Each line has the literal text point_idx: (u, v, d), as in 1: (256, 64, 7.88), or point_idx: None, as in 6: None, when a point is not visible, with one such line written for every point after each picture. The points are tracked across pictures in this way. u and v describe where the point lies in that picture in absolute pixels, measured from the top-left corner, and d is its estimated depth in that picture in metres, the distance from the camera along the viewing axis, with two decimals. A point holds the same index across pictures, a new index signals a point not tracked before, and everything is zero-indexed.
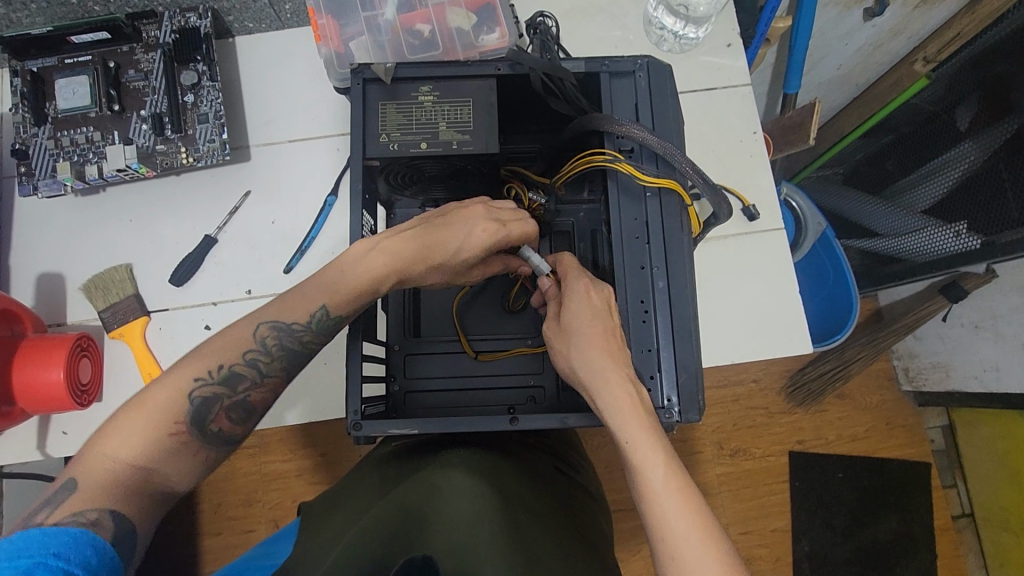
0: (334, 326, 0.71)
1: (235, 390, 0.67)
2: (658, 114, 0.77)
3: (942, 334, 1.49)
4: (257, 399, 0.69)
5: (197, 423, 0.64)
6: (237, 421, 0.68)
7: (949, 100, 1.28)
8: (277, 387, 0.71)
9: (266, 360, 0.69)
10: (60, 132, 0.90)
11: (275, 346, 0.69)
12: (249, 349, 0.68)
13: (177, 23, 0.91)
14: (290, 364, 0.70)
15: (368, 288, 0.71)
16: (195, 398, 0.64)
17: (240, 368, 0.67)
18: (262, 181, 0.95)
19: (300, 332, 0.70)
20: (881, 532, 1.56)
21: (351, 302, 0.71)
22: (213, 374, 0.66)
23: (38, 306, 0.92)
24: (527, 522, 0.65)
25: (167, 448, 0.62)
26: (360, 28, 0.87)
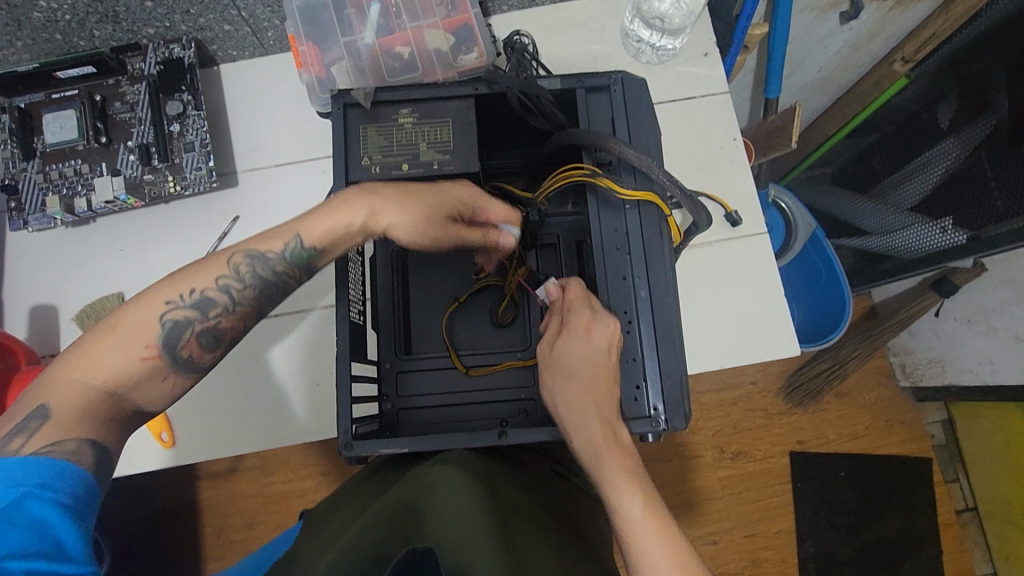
0: (312, 259, 0.68)
1: (206, 316, 0.63)
2: (635, 126, 0.79)
3: (936, 329, 1.50)
4: (227, 327, 0.65)
5: (169, 349, 0.61)
6: (207, 347, 0.64)
7: (930, 98, 1.30)
8: (247, 319, 0.67)
9: (240, 287, 0.65)
10: (49, 166, 0.91)
11: (249, 273, 0.65)
12: (223, 275, 0.64)
13: (161, 55, 0.92)
14: (263, 293, 0.67)
15: (344, 224, 0.68)
16: (166, 322, 0.61)
17: (213, 293, 0.64)
18: (250, 205, 0.96)
19: (273, 261, 0.66)
20: (886, 530, 1.56)
21: (328, 232, 0.67)
22: (185, 298, 0.62)
23: (31, 337, 0.93)
24: (518, 518, 0.65)
25: (141, 371, 0.59)
26: (341, 53, 0.88)
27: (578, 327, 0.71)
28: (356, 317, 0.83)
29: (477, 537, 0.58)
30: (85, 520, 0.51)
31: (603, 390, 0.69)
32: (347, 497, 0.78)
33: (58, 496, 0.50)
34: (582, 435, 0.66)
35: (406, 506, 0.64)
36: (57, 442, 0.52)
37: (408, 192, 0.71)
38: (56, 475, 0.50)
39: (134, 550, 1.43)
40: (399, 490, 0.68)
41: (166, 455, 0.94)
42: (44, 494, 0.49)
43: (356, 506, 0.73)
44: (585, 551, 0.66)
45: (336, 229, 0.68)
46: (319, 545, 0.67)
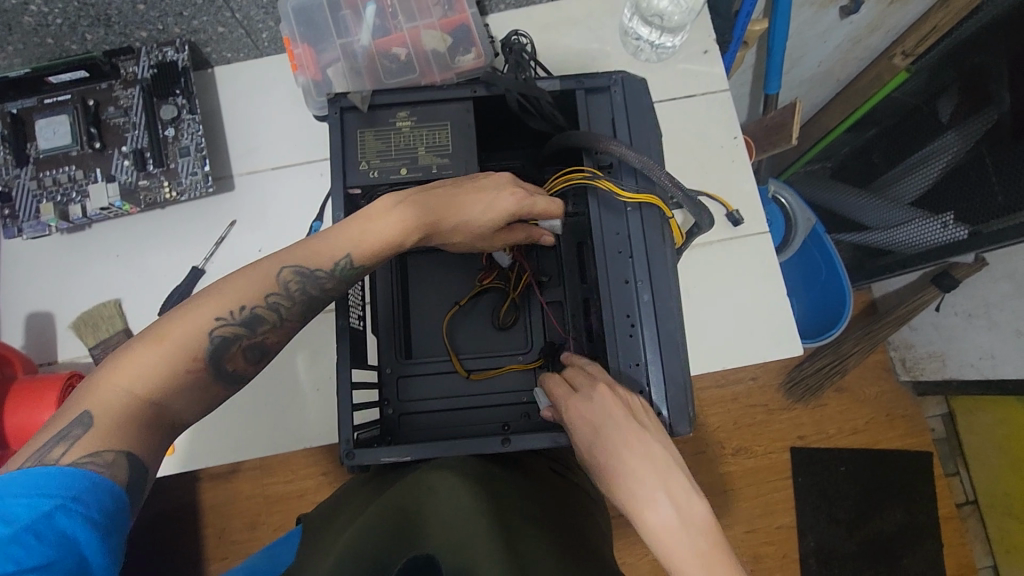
0: (355, 275, 0.68)
1: (255, 331, 0.63)
2: (636, 127, 0.78)
3: (936, 323, 1.50)
4: (272, 341, 0.65)
5: (215, 363, 0.61)
6: (252, 360, 0.64)
7: (930, 93, 1.29)
8: (293, 331, 0.67)
9: (289, 305, 0.64)
10: (42, 173, 0.90)
11: (298, 289, 0.64)
12: (272, 290, 0.63)
13: (155, 58, 0.91)
14: (310, 310, 0.66)
15: (394, 244, 0.67)
16: (216, 337, 0.60)
17: (261, 310, 0.63)
18: (247, 209, 0.95)
19: (322, 279, 0.65)
20: (887, 524, 1.56)
21: (376, 253, 0.67)
22: (235, 314, 0.61)
23: (28, 345, 0.92)
24: (520, 519, 0.65)
25: (185, 386, 0.59)
26: (336, 54, 0.87)
27: (568, 405, 0.67)
28: (356, 322, 0.83)
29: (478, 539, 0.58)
30: (112, 537, 0.50)
31: (633, 437, 0.62)
32: (348, 500, 0.77)
33: (87, 509, 0.50)
34: (626, 494, 0.59)
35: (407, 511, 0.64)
36: (95, 454, 0.52)
37: (449, 203, 0.69)
38: (88, 488, 0.51)
39: (135, 553, 1.43)
40: (399, 493, 0.67)
41: (168, 464, 0.93)
42: (74, 506, 0.49)
43: (358, 506, 0.72)
44: (590, 552, 0.65)
45: (385, 247, 0.67)
46: (322, 548, 0.67)
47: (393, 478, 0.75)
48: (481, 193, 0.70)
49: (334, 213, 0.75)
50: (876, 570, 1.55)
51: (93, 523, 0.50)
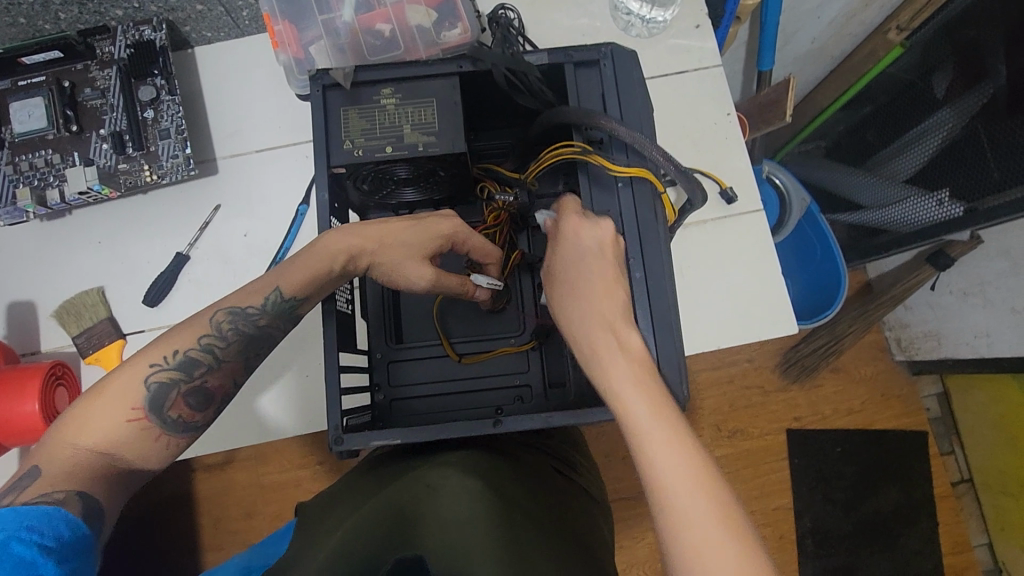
0: (290, 309, 0.70)
1: (191, 375, 0.66)
2: (626, 102, 0.76)
3: (932, 302, 1.49)
4: (215, 384, 0.68)
5: (156, 411, 0.64)
6: (197, 406, 0.67)
7: (925, 68, 1.28)
8: (237, 372, 0.70)
9: (222, 347, 0.68)
10: (18, 157, 0.88)
11: (230, 329, 0.68)
12: (203, 333, 0.67)
13: (132, 37, 0.88)
14: (248, 348, 0.69)
15: (322, 270, 0.69)
16: (151, 384, 0.64)
17: (195, 353, 0.66)
18: (231, 194, 0.93)
19: (255, 316, 0.69)
20: (882, 503, 1.57)
21: (305, 282, 0.69)
22: (168, 360, 0.65)
23: (10, 336, 0.90)
24: (520, 518, 0.64)
25: (126, 434, 0.61)
26: (318, 32, 0.84)
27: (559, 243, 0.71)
28: (344, 307, 0.81)
29: (471, 543, 0.58)
30: (72, 560, 0.51)
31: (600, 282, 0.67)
32: (342, 492, 0.76)
33: (42, 537, 0.51)
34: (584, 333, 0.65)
35: (404, 509, 0.64)
36: (46, 492, 0.54)
37: (381, 230, 0.71)
38: (44, 518, 0.52)
39: (131, 544, 1.42)
40: (399, 491, 0.67)
41: None
42: (24, 535, 0.50)
43: (357, 499, 0.71)
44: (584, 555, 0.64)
45: (317, 270, 0.69)
46: (314, 544, 0.66)
47: (393, 471, 0.74)
48: (417, 224, 0.72)
49: (318, 194, 0.73)
50: (872, 549, 1.55)
51: (48, 550, 0.50)
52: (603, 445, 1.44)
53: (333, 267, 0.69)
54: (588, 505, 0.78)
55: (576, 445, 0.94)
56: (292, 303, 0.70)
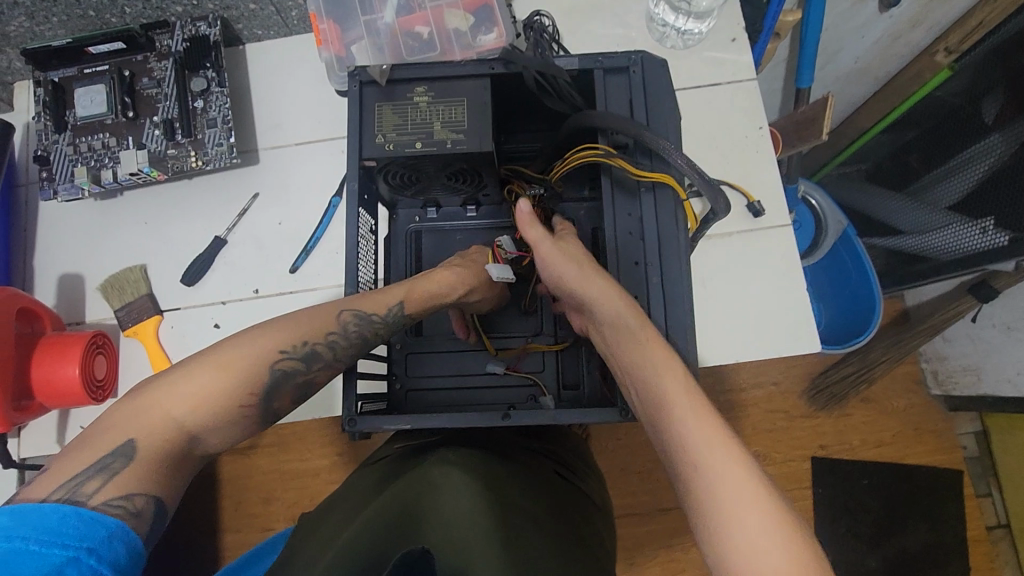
0: (403, 324, 0.76)
1: (309, 368, 0.69)
2: (653, 108, 0.77)
3: (973, 335, 1.42)
4: (320, 380, 0.71)
5: (266, 398, 0.66)
6: (296, 398, 0.70)
7: (975, 91, 1.24)
8: (337, 373, 0.73)
9: (341, 345, 0.71)
10: (78, 139, 0.94)
11: (353, 333, 0.72)
12: (331, 330, 0.70)
13: (188, 32, 0.93)
14: (359, 353, 0.73)
15: (441, 295, 0.76)
16: (274, 370, 0.66)
17: (318, 348, 0.69)
18: (270, 183, 0.97)
19: (376, 322, 0.73)
20: (910, 542, 1.50)
21: (426, 301, 0.76)
22: (294, 350, 0.68)
23: (58, 306, 0.96)
24: (516, 504, 0.66)
25: (235, 419, 0.64)
26: (361, 32, 0.88)
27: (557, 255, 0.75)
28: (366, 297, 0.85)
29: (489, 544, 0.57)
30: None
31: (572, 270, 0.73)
32: (353, 486, 0.78)
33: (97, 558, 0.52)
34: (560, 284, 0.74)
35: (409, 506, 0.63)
36: (126, 497, 0.55)
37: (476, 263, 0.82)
38: (104, 535, 0.53)
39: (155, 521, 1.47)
40: (399, 488, 0.67)
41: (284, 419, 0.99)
42: (86, 557, 0.51)
43: (359, 499, 0.72)
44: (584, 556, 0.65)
45: (439, 293, 0.77)
46: (315, 548, 0.65)
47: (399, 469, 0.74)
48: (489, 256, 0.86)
49: (348, 186, 0.76)
50: None
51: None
52: (618, 458, 1.44)
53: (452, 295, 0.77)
54: (589, 511, 0.78)
55: (582, 454, 0.94)
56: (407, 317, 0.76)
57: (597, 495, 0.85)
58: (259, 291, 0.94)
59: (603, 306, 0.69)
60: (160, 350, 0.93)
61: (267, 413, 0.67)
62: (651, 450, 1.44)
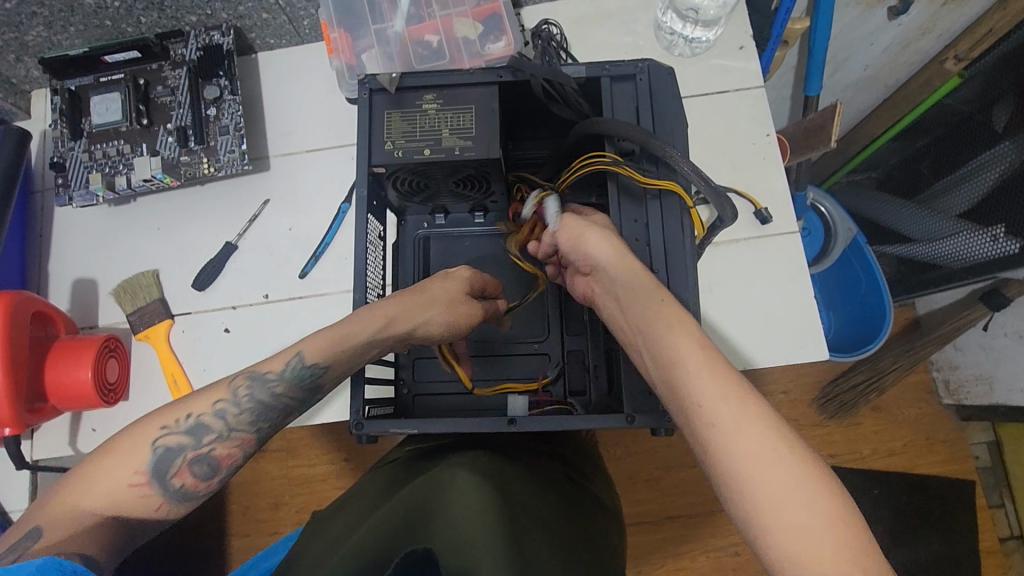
0: (311, 379, 0.67)
1: (201, 441, 0.61)
2: (660, 116, 0.77)
3: (984, 344, 1.41)
4: (225, 453, 0.62)
5: (159, 478, 0.58)
6: (203, 476, 0.61)
7: (986, 99, 1.23)
8: (248, 443, 0.63)
9: (235, 412, 0.63)
10: (94, 146, 0.96)
11: (247, 397, 0.63)
12: (221, 397, 0.62)
13: (202, 41, 0.95)
14: (261, 417, 0.64)
15: (353, 336, 0.68)
16: (158, 448, 0.59)
17: (207, 418, 0.61)
18: (281, 189, 0.99)
19: (272, 382, 0.65)
20: (921, 554, 1.48)
21: (327, 349, 0.67)
22: (179, 424, 0.60)
23: (72, 310, 0.97)
24: (523, 501, 0.66)
25: (133, 498, 0.56)
26: (371, 41, 0.90)
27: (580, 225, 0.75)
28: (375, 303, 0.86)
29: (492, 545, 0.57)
30: None
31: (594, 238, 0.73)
32: (362, 488, 0.78)
33: None
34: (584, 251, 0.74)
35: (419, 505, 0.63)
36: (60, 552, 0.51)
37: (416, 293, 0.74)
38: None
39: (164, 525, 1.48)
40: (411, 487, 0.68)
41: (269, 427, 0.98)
42: None
43: (368, 502, 0.72)
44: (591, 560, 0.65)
45: (348, 337, 0.68)
46: (324, 549, 0.66)
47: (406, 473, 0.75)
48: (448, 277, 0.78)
49: (358, 192, 0.77)
50: None
51: None
52: (626, 466, 1.43)
53: (367, 332, 0.69)
54: (598, 514, 0.78)
55: (591, 457, 0.94)
56: (313, 368, 0.66)
57: (606, 496, 0.85)
58: (268, 296, 0.95)
59: (620, 273, 0.70)
60: (170, 354, 0.94)
61: (171, 496, 0.58)
62: (658, 457, 1.43)
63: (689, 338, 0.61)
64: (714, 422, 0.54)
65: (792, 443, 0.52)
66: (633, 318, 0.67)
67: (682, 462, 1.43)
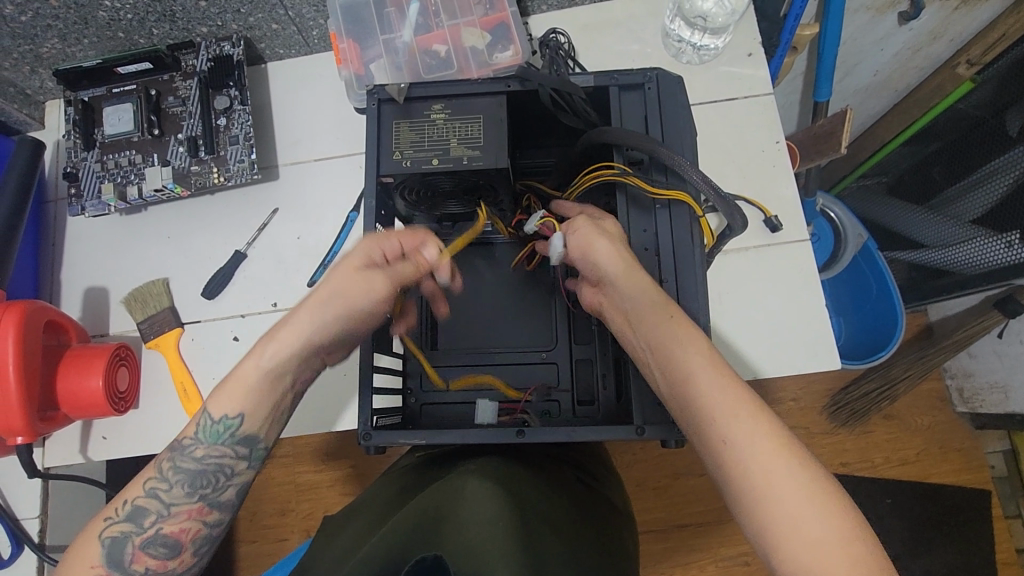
0: (228, 431, 0.67)
1: (144, 525, 0.63)
2: (669, 125, 0.77)
3: (999, 351, 1.39)
4: (177, 529, 0.64)
5: (118, 566, 0.62)
6: (167, 554, 0.64)
7: (999, 104, 1.22)
8: (198, 512, 0.66)
9: (167, 491, 0.65)
10: (106, 156, 0.97)
11: (172, 471, 0.66)
12: (149, 480, 0.66)
13: (213, 52, 0.96)
14: (197, 485, 0.66)
15: (244, 382, 0.68)
16: (105, 539, 0.63)
17: (143, 501, 0.64)
18: (290, 198, 0.99)
19: (191, 448, 0.67)
20: (936, 565, 1.46)
21: (228, 398, 0.68)
22: (119, 513, 0.64)
23: (84, 318, 0.98)
24: (536, 508, 0.66)
25: None
26: (379, 50, 0.90)
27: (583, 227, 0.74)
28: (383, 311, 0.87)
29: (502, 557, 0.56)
30: None
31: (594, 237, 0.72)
32: (372, 500, 0.78)
33: None
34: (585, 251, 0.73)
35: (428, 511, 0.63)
36: None
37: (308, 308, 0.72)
38: None
39: None
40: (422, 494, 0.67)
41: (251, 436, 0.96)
42: None
43: (381, 508, 0.72)
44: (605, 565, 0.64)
45: (241, 386, 0.68)
46: (337, 556, 0.66)
47: (416, 482, 0.74)
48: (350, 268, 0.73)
49: (366, 202, 0.77)
50: None
51: None
52: (634, 474, 1.42)
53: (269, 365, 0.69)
54: (611, 516, 0.77)
55: (604, 462, 0.93)
56: (218, 418, 0.67)
57: (617, 498, 0.85)
58: (277, 304, 0.96)
59: (621, 275, 0.69)
60: (180, 362, 0.94)
61: None
62: (666, 465, 1.42)
63: (699, 349, 0.61)
64: (728, 436, 0.55)
65: (804, 461, 0.52)
66: (642, 326, 0.66)
67: (690, 470, 1.41)
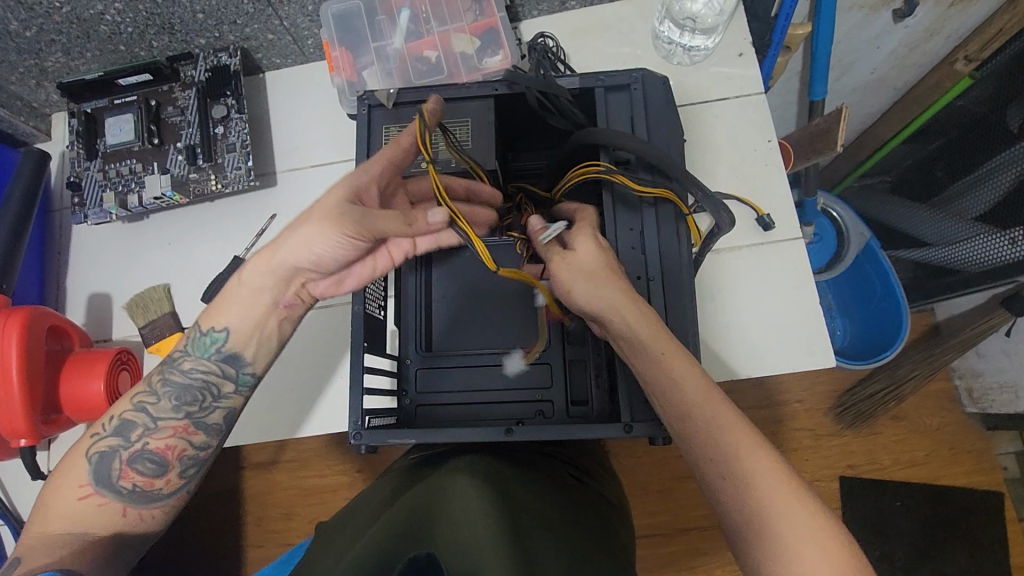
0: (212, 346, 0.75)
1: (130, 440, 0.74)
2: (655, 125, 0.78)
3: (1007, 350, 1.37)
4: (161, 446, 0.74)
5: (106, 482, 0.73)
6: (153, 471, 0.74)
7: (1000, 99, 1.21)
8: (180, 431, 0.75)
9: (156, 405, 0.75)
10: (108, 165, 0.99)
11: (162, 386, 0.75)
12: (140, 394, 0.76)
13: (211, 62, 0.98)
14: (183, 402, 0.75)
15: (246, 300, 0.75)
16: (93, 455, 0.73)
17: (130, 417, 0.75)
18: (287, 204, 1.01)
19: (180, 361, 0.76)
20: (948, 569, 1.44)
21: (218, 313, 0.75)
22: (107, 429, 0.74)
23: (88, 324, 1.00)
24: (526, 504, 0.66)
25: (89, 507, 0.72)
26: (371, 58, 0.93)
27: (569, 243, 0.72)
28: (376, 311, 0.88)
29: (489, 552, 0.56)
30: None
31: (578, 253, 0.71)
32: (364, 503, 0.78)
33: None
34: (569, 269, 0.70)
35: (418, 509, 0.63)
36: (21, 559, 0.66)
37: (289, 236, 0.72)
38: None
39: (182, 537, 1.50)
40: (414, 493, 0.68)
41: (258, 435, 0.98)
42: None
43: (375, 507, 0.73)
44: (597, 558, 0.64)
45: (234, 304, 0.75)
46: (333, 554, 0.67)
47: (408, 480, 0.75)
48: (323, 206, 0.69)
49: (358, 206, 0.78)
50: None
51: None
52: (637, 477, 1.42)
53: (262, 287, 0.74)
54: (606, 512, 0.78)
55: (601, 463, 0.93)
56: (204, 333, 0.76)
57: (613, 495, 0.85)
58: None
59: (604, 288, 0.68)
60: None
61: (123, 493, 0.73)
62: (669, 467, 1.41)
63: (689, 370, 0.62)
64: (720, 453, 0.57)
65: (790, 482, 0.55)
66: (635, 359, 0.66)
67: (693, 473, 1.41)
